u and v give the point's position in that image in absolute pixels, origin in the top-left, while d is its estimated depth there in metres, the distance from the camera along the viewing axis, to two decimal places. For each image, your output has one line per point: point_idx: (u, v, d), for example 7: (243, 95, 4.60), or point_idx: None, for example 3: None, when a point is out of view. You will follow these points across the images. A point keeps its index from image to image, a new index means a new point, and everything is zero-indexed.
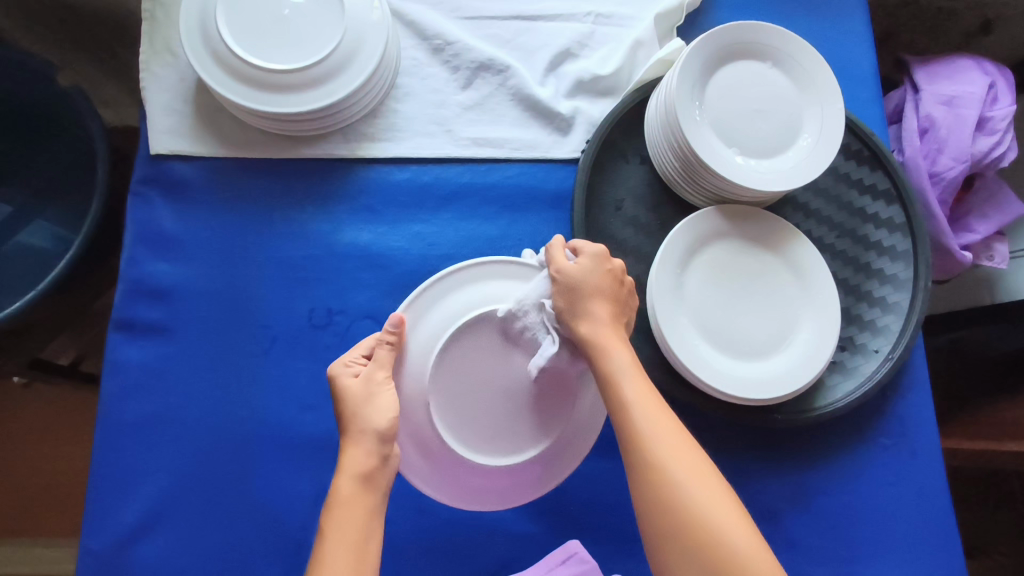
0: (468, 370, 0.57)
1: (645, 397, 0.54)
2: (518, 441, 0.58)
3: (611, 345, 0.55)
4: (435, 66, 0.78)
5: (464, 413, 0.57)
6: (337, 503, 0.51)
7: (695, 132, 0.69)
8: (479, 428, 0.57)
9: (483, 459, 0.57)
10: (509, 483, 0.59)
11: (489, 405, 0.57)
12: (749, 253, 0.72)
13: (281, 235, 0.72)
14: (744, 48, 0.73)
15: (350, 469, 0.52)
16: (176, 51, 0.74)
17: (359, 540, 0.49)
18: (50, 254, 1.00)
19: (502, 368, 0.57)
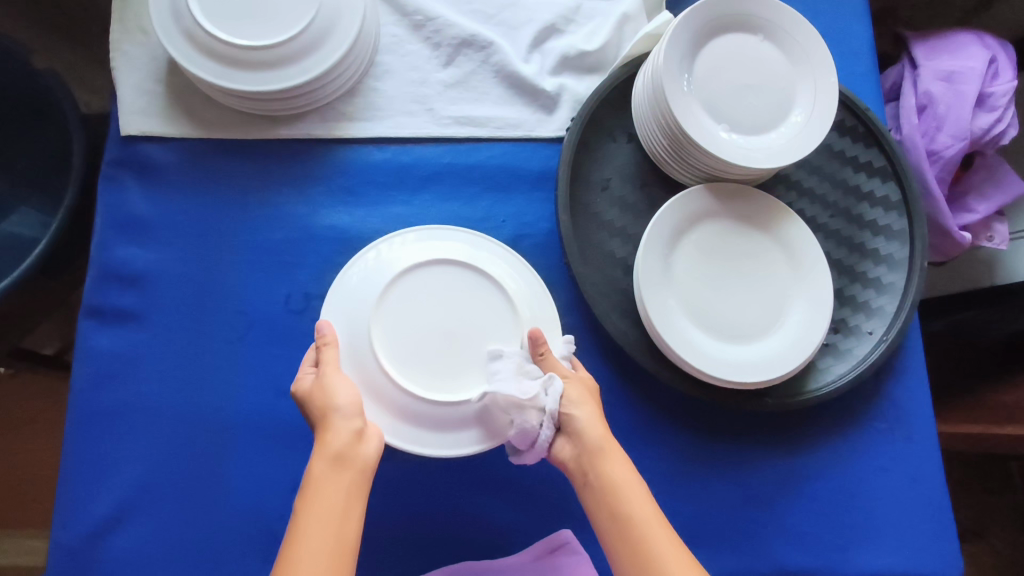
0: (419, 302, 0.58)
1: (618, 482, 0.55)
2: (456, 379, 0.57)
3: (613, 456, 0.56)
4: (415, 43, 0.76)
5: (407, 342, 0.57)
6: (312, 486, 0.50)
7: (682, 108, 0.66)
8: (418, 358, 0.57)
9: (419, 391, 0.56)
10: (447, 427, 0.57)
11: (433, 340, 0.57)
12: (740, 234, 0.70)
13: (257, 218, 0.70)
14: (735, 20, 0.70)
15: (327, 450, 0.52)
16: (147, 29, 0.71)
17: (336, 524, 0.49)
18: (31, 240, 0.99)
19: (454, 311, 0.58)
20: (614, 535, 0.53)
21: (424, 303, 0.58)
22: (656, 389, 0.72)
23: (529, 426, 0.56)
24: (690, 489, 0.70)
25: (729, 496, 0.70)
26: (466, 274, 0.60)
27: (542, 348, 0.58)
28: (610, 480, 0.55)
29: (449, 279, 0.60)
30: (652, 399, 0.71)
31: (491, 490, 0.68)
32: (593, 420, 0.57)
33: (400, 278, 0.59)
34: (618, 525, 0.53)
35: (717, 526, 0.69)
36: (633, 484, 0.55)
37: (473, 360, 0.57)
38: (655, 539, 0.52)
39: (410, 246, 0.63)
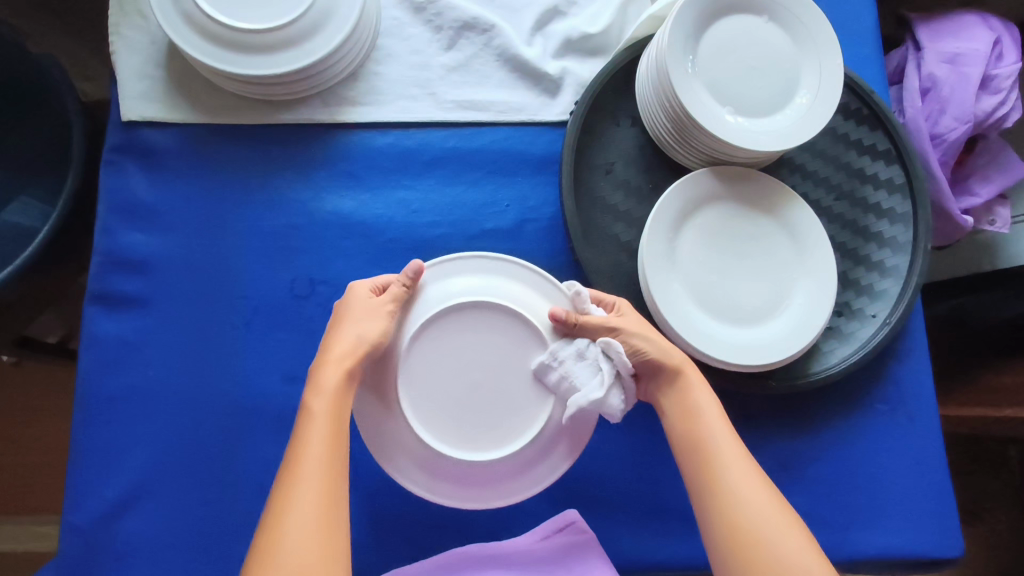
0: (447, 356, 0.56)
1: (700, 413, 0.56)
2: (485, 436, 0.56)
3: (694, 382, 0.58)
4: (417, 26, 0.75)
5: (439, 406, 0.55)
6: (317, 389, 0.51)
7: (687, 90, 0.66)
8: (454, 420, 0.55)
9: (447, 450, 0.55)
10: (474, 482, 0.56)
11: (461, 395, 0.56)
12: (744, 216, 0.70)
13: (260, 203, 0.69)
14: (739, 2, 0.70)
15: (337, 357, 0.52)
16: (146, 13, 0.71)
17: (334, 434, 0.50)
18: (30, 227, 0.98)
19: (480, 364, 0.56)
20: (688, 448, 0.56)
21: (445, 354, 0.56)
22: None
23: (618, 404, 0.55)
24: None
25: None
26: (475, 318, 0.57)
27: (570, 319, 0.57)
28: (689, 401, 0.57)
29: (479, 329, 0.57)
30: None
31: None
32: (662, 349, 0.58)
33: (427, 330, 0.56)
34: (693, 439, 0.55)
35: None
36: (712, 407, 0.57)
37: (502, 416, 0.56)
38: (726, 455, 0.54)
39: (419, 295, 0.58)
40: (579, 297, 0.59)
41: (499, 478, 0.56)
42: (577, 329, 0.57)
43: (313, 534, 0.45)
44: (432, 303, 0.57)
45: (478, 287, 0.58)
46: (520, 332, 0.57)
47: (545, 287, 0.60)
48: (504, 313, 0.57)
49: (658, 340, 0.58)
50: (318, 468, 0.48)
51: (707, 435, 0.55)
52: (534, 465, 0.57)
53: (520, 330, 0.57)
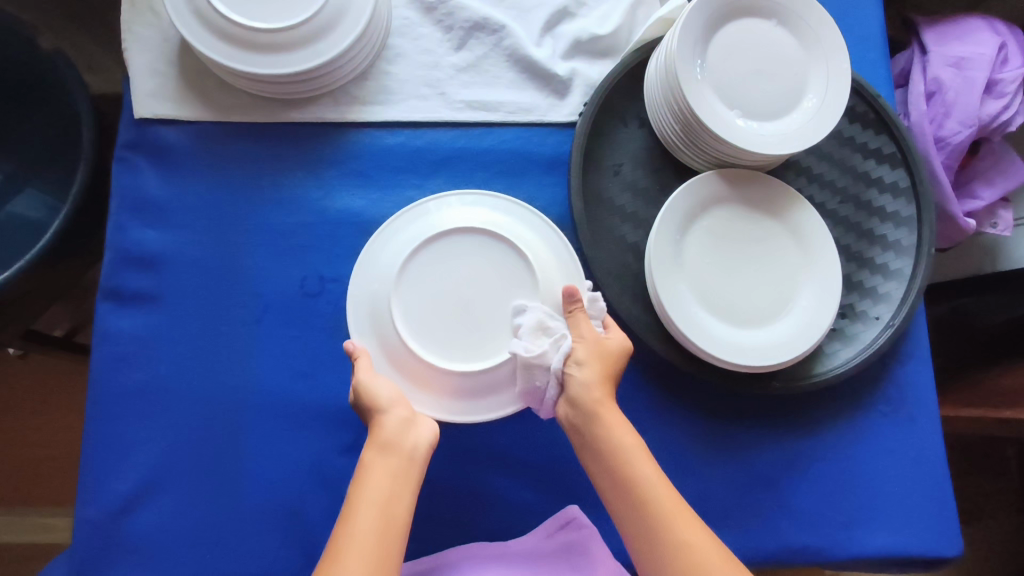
0: (440, 273, 0.60)
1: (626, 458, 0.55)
2: (465, 348, 0.58)
3: (614, 421, 0.56)
4: (427, 26, 0.75)
5: (431, 318, 0.59)
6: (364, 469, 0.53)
7: (696, 93, 0.67)
8: (444, 333, 0.59)
9: (428, 355, 0.58)
10: (460, 395, 0.59)
11: (452, 313, 0.59)
12: (750, 219, 0.71)
13: (271, 201, 0.70)
14: (748, 5, 0.70)
15: (377, 437, 0.54)
16: (158, 11, 0.71)
17: (386, 506, 0.50)
18: (38, 222, 0.98)
19: (471, 284, 0.60)
20: (617, 487, 0.54)
21: (439, 273, 0.60)
22: (666, 372, 0.73)
23: (536, 385, 0.57)
24: (698, 470, 0.71)
25: (736, 477, 0.72)
26: (470, 239, 0.61)
27: (572, 304, 0.59)
28: (611, 444, 0.55)
29: (475, 253, 0.61)
30: (661, 382, 0.72)
31: (504, 470, 0.69)
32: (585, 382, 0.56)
33: (423, 249, 0.60)
34: (623, 486, 0.54)
35: (724, 506, 0.71)
36: (636, 447, 0.55)
37: (484, 331, 0.59)
38: (664, 500, 0.53)
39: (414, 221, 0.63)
40: (592, 302, 0.60)
41: (474, 391, 0.59)
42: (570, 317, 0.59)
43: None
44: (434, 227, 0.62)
45: (481, 219, 0.63)
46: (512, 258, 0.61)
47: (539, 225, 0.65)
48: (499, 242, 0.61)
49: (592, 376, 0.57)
50: (369, 539, 0.48)
51: (635, 480, 0.54)
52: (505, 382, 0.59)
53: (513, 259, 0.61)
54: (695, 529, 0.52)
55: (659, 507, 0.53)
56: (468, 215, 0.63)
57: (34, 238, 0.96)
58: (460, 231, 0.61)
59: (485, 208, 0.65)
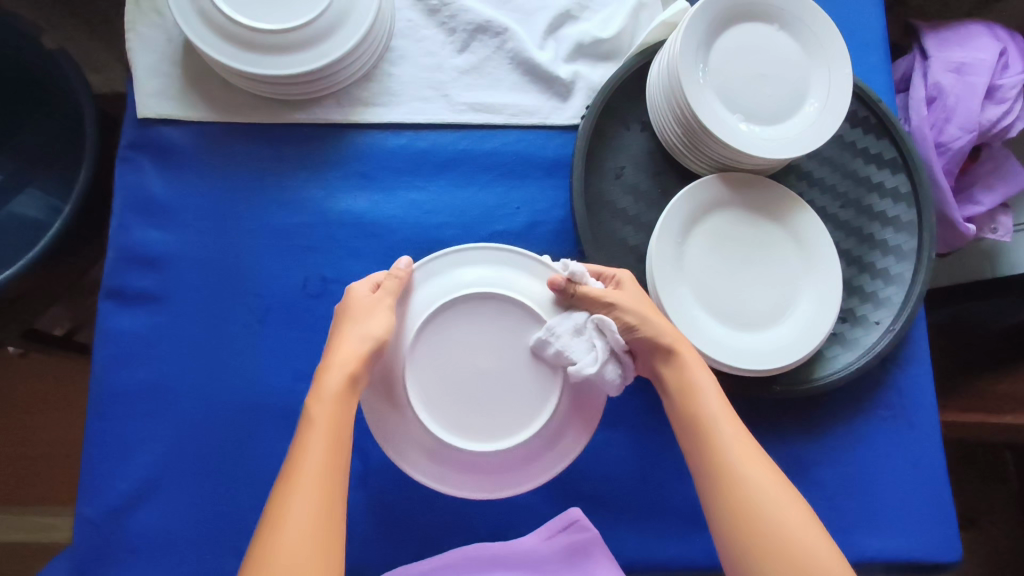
0: (450, 354, 0.55)
1: (696, 391, 0.56)
2: (505, 423, 0.55)
3: (692, 362, 0.57)
4: (430, 28, 0.76)
5: (450, 403, 0.55)
6: (320, 398, 0.51)
7: (698, 97, 0.67)
8: (469, 416, 0.55)
9: (465, 442, 0.54)
10: (497, 472, 0.56)
11: (471, 391, 0.55)
12: (752, 222, 0.71)
13: (274, 202, 0.70)
14: (750, 10, 0.70)
15: (339, 365, 0.51)
16: (162, 11, 0.71)
17: (332, 445, 0.49)
18: (40, 221, 0.98)
19: (485, 354, 0.56)
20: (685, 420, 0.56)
21: (449, 353, 0.55)
22: None
23: (613, 378, 0.55)
24: None
25: None
26: (475, 309, 0.56)
27: (569, 289, 0.57)
28: (687, 381, 0.57)
29: (482, 325, 0.56)
30: None
31: None
32: (660, 329, 0.58)
33: (424, 330, 0.55)
34: (695, 421, 0.56)
35: None
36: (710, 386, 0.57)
37: (519, 399, 0.55)
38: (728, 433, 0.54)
39: (412, 296, 0.58)
40: (574, 273, 0.57)
41: (511, 466, 0.56)
42: (575, 301, 0.58)
43: (307, 546, 0.45)
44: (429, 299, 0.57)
45: (478, 275, 0.58)
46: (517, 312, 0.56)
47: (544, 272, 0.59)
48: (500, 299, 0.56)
49: (657, 323, 0.58)
50: (317, 473, 0.48)
51: (705, 415, 0.55)
52: (552, 448, 0.56)
53: (525, 320, 0.56)
54: (762, 462, 0.53)
55: (730, 442, 0.54)
56: (462, 274, 0.58)
57: (36, 237, 0.97)
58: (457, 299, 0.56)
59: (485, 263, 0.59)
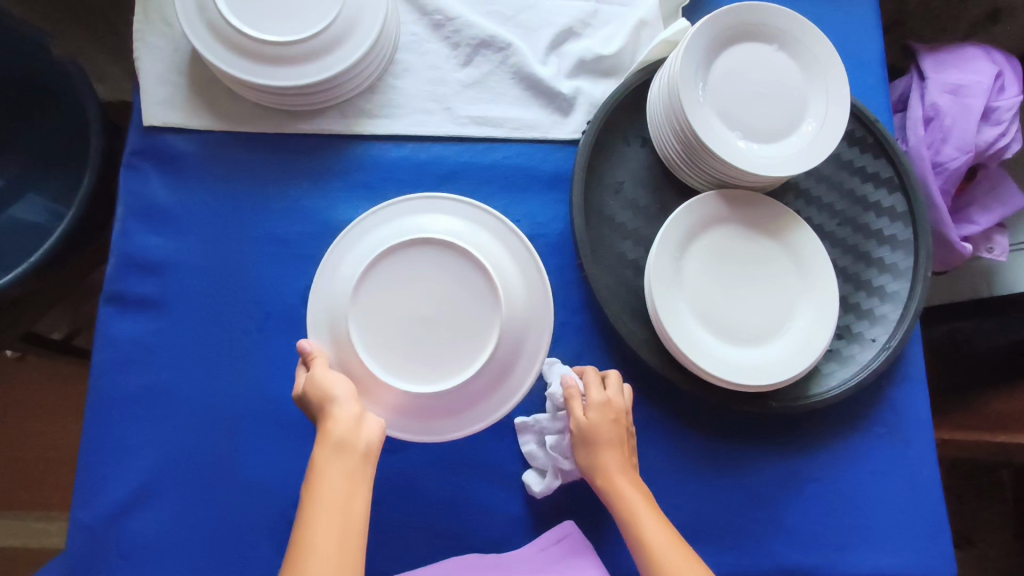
0: (394, 294, 0.58)
1: (635, 505, 0.58)
2: (430, 370, 0.58)
3: (624, 482, 0.60)
4: (435, 42, 0.77)
5: (389, 341, 0.57)
6: (317, 471, 0.51)
7: (697, 115, 0.68)
8: (405, 354, 0.58)
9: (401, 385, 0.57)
10: (430, 416, 0.59)
11: (412, 332, 0.58)
12: (749, 238, 0.71)
13: (277, 211, 0.71)
14: (751, 30, 0.72)
15: (332, 437, 0.52)
16: (170, 21, 0.72)
17: (343, 505, 0.50)
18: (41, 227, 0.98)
19: (427, 298, 0.58)
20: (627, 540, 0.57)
21: (397, 292, 0.58)
22: (663, 389, 0.73)
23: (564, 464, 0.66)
24: (693, 488, 0.72)
25: (732, 495, 0.72)
26: (428, 250, 0.59)
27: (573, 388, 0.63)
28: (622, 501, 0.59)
29: (430, 268, 0.59)
30: (658, 398, 0.73)
31: (500, 483, 0.69)
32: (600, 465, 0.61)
33: (377, 266, 0.58)
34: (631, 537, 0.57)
35: (717, 525, 0.71)
36: (642, 502, 0.58)
37: (451, 349, 0.58)
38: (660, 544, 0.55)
39: (373, 232, 0.62)
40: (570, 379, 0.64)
41: (441, 412, 0.59)
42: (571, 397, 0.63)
43: None
44: (392, 237, 0.61)
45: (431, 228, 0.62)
46: (479, 280, 0.59)
47: (494, 224, 0.64)
48: (451, 251, 0.59)
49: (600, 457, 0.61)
50: (330, 539, 0.48)
51: (639, 527, 0.57)
52: (479, 399, 0.60)
53: (470, 268, 0.59)
54: (677, 547, 0.55)
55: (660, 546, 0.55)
56: (437, 227, 0.62)
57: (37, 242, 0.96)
58: (411, 243, 0.59)
59: (437, 214, 0.64)
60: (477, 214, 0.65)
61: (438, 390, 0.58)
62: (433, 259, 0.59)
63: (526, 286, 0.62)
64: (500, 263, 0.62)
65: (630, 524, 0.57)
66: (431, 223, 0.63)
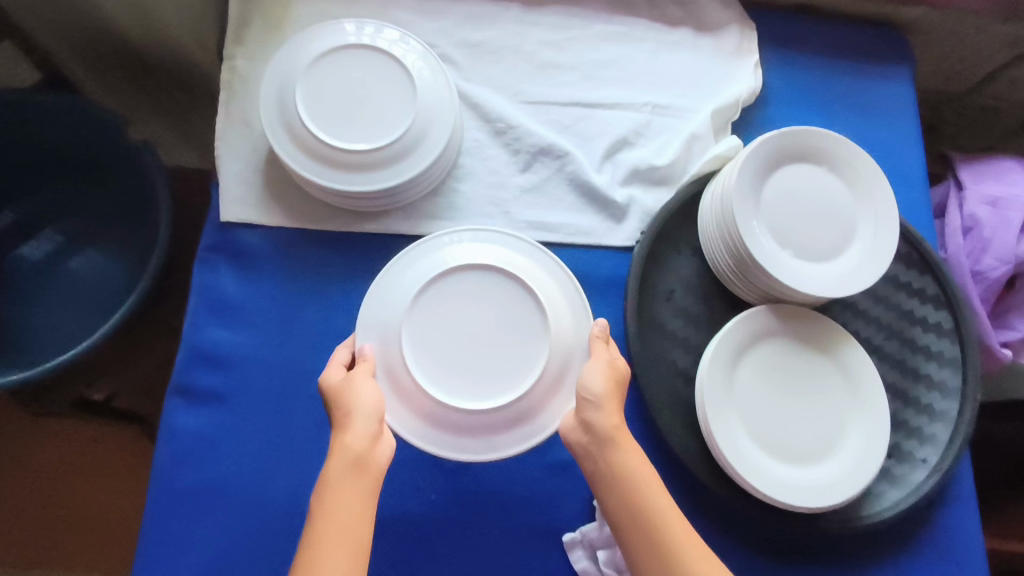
0: (446, 313, 0.65)
1: (647, 478, 0.60)
2: (473, 387, 0.63)
3: (629, 452, 0.60)
4: (496, 148, 0.80)
5: (435, 354, 0.64)
6: (330, 486, 0.55)
7: (749, 232, 0.71)
8: (450, 369, 0.64)
9: (445, 398, 0.63)
10: (468, 433, 0.63)
11: (458, 350, 0.64)
12: (801, 353, 0.72)
13: (341, 308, 0.73)
14: (801, 152, 0.74)
15: (347, 452, 0.56)
16: (250, 122, 0.77)
17: (354, 520, 0.54)
18: (93, 294, 1.00)
19: (475, 320, 0.65)
20: (630, 519, 0.58)
21: (450, 312, 0.65)
22: (711, 501, 0.73)
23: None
24: None
25: None
26: (480, 276, 0.66)
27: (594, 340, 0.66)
28: (630, 474, 0.59)
29: (482, 295, 0.66)
30: (706, 511, 0.72)
31: None
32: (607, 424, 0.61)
33: (430, 285, 0.65)
34: (636, 514, 0.58)
35: None
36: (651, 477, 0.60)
37: (493, 370, 0.64)
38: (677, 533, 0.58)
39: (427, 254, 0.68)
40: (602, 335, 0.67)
41: (480, 429, 0.63)
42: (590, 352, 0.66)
43: None
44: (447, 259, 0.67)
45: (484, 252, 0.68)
46: (535, 324, 0.65)
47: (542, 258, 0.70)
48: (502, 277, 0.66)
49: (606, 415, 0.61)
50: (345, 552, 0.52)
51: (653, 508, 0.58)
52: (517, 420, 0.64)
53: (521, 297, 0.66)
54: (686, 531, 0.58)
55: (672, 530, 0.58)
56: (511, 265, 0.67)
57: (89, 313, 0.99)
58: (465, 267, 0.66)
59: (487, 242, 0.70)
60: (529, 248, 0.70)
61: (481, 405, 0.62)
62: (482, 283, 0.66)
63: (570, 319, 0.67)
64: (551, 297, 0.68)
65: (640, 505, 0.58)
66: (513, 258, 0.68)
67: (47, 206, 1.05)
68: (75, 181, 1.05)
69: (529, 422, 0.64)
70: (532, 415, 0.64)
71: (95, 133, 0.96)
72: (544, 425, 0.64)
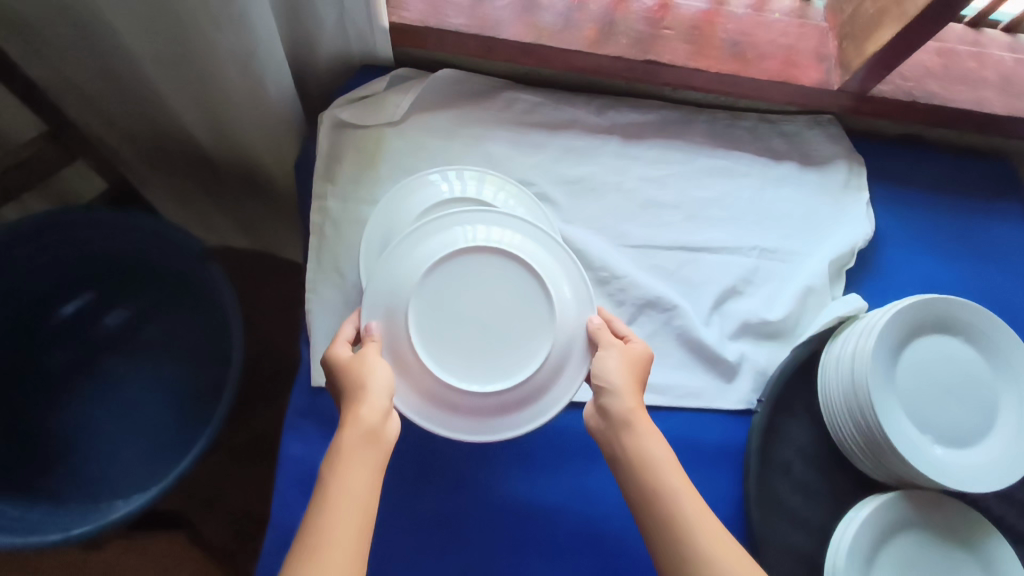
0: (455, 293, 0.62)
1: (669, 463, 0.55)
2: (480, 370, 0.60)
3: (649, 434, 0.57)
4: (599, 298, 0.75)
5: (441, 335, 0.61)
6: (339, 457, 0.52)
7: (888, 417, 0.65)
8: (456, 352, 0.60)
9: (451, 380, 0.59)
10: (470, 416, 0.60)
11: (465, 333, 0.61)
12: (939, 548, 0.66)
13: (439, 484, 0.68)
14: (937, 322, 0.69)
15: (358, 426, 0.53)
16: (343, 271, 0.73)
17: (362, 497, 0.50)
18: (149, 403, 0.95)
19: (483, 301, 0.62)
20: (650, 509, 0.54)
21: (459, 292, 0.62)
22: None
23: None
24: None
25: None
26: (489, 259, 0.62)
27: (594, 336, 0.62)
28: (646, 455, 0.55)
29: (491, 277, 0.62)
30: None
31: None
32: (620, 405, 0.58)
33: (439, 263, 0.61)
34: (655, 501, 0.54)
35: None
36: (671, 461, 0.55)
37: (500, 353, 0.61)
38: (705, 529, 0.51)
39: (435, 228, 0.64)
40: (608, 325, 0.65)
41: (485, 411, 0.60)
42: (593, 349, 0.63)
43: None
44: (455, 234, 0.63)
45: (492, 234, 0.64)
46: (544, 309, 0.62)
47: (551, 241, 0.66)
48: (510, 261, 0.62)
49: (620, 397, 0.59)
50: (349, 533, 0.48)
51: (672, 496, 0.53)
52: (523, 402, 0.61)
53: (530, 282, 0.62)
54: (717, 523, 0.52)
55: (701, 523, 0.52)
56: (524, 251, 0.63)
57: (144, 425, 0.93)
58: (473, 248, 0.62)
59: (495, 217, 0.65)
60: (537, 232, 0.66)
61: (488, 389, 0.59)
62: (493, 264, 0.62)
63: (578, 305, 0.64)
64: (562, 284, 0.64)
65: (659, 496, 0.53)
66: (527, 244, 0.64)
67: (107, 297, 0.98)
68: (137, 286, 0.99)
69: (530, 406, 0.61)
70: (533, 398, 0.61)
71: (156, 240, 0.90)
72: (546, 408, 0.61)
